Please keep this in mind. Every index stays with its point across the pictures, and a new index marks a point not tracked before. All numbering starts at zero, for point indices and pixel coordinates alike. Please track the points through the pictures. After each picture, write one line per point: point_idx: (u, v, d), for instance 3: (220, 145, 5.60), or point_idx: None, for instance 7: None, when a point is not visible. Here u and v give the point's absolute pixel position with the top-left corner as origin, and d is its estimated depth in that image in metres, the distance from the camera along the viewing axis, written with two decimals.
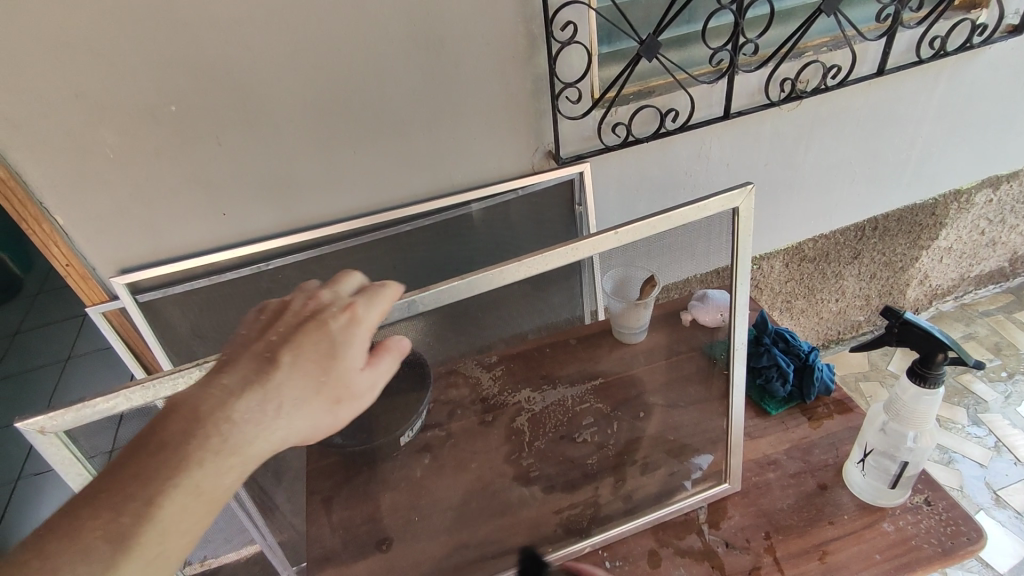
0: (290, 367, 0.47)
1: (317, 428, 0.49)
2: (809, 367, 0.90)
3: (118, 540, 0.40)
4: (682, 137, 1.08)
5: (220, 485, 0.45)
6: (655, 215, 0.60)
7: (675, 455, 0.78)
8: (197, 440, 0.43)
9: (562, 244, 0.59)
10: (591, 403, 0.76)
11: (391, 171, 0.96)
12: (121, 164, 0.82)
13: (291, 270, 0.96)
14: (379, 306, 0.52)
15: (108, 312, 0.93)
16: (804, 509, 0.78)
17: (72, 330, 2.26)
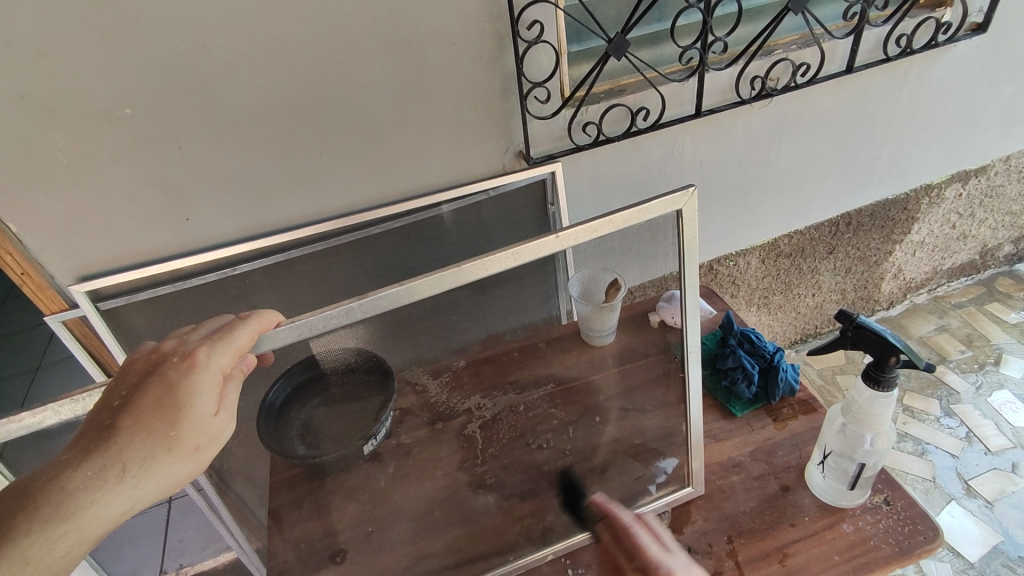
0: (130, 429, 0.48)
1: (176, 477, 0.50)
2: (773, 367, 0.90)
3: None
4: (653, 137, 1.08)
5: (56, 552, 0.45)
6: (598, 219, 0.61)
7: (643, 461, 0.78)
8: (25, 513, 0.44)
9: (501, 250, 0.58)
10: (547, 410, 0.74)
11: (358, 173, 0.94)
12: (75, 170, 0.80)
13: (258, 276, 0.94)
14: (226, 349, 0.51)
15: (68, 321, 0.91)
16: (768, 510, 0.78)
17: (43, 338, 2.21)
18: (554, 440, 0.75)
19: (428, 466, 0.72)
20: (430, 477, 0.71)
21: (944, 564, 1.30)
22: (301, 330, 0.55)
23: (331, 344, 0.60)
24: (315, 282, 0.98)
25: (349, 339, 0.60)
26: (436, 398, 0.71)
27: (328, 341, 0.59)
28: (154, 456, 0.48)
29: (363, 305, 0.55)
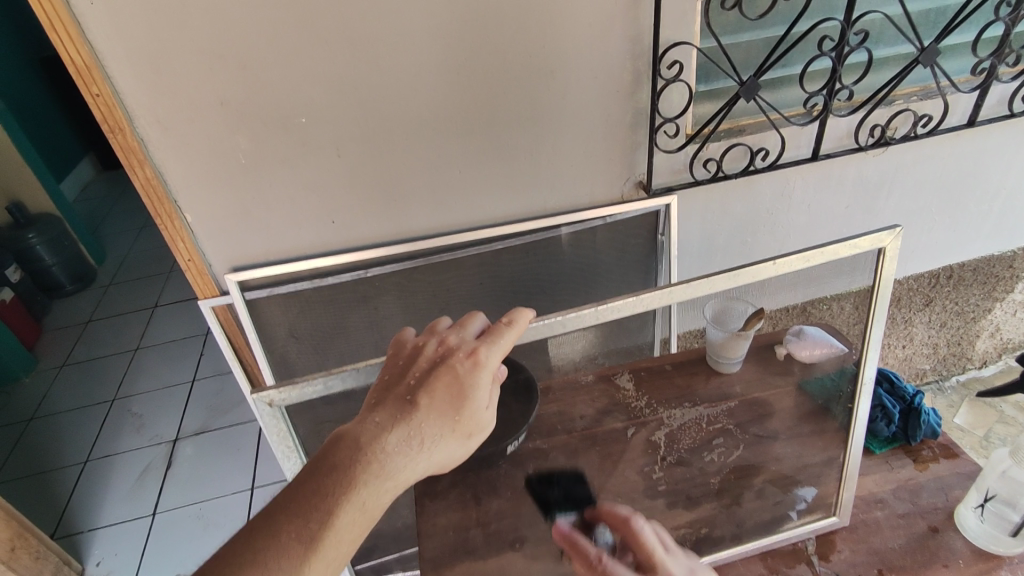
0: (428, 407, 0.51)
1: (452, 460, 0.53)
2: (915, 411, 0.93)
3: (310, 540, 0.44)
4: (767, 176, 1.10)
5: (378, 505, 0.49)
6: (812, 248, 0.63)
7: (781, 487, 0.76)
8: (361, 465, 0.48)
9: (723, 270, 0.62)
10: (725, 425, 0.76)
11: (490, 191, 1.00)
12: (252, 171, 0.88)
13: (389, 279, 1.01)
14: (499, 352, 0.56)
15: (216, 307, 0.99)
16: (917, 551, 0.75)
17: (136, 324, 2.35)
18: (724, 453, 0.75)
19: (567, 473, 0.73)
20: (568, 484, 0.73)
21: None
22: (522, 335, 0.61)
23: (549, 346, 0.67)
24: (436, 288, 1.04)
25: (578, 341, 0.70)
26: (630, 401, 0.79)
27: (562, 342, 0.68)
28: (444, 435, 0.51)
29: (594, 313, 0.60)
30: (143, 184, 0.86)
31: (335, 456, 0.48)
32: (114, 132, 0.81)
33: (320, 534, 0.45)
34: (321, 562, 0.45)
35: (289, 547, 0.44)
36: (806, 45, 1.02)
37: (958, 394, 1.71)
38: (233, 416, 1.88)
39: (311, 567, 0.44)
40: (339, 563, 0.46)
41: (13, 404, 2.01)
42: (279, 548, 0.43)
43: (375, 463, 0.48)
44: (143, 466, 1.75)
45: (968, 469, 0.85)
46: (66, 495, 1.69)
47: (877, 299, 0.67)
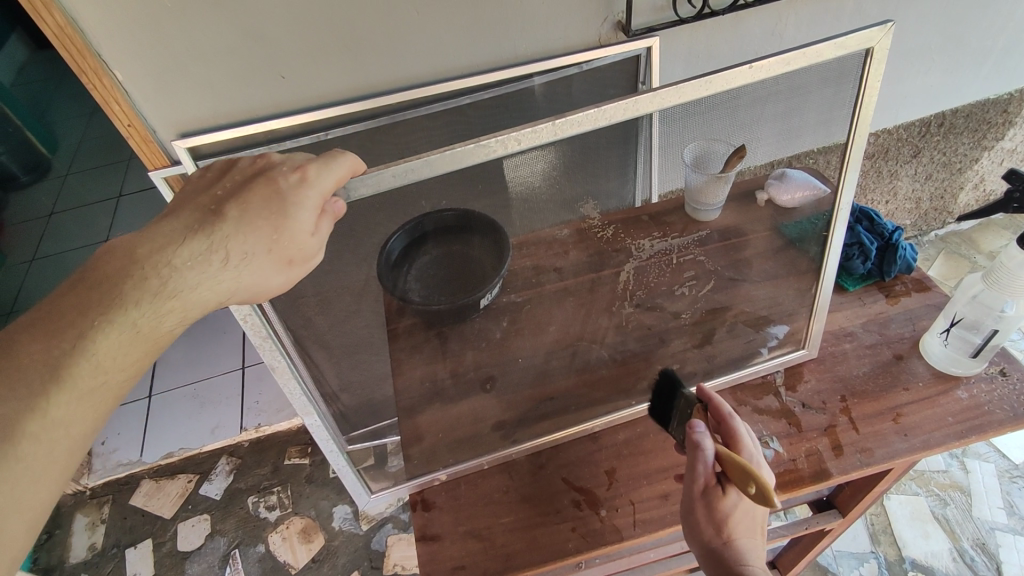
0: (235, 223, 0.50)
1: (268, 282, 0.54)
2: (892, 246, 0.91)
3: (56, 366, 0.47)
4: (756, 13, 1.01)
5: (162, 326, 0.51)
6: (793, 49, 0.57)
7: (754, 326, 0.81)
8: (130, 280, 0.49)
9: (692, 77, 0.57)
10: (696, 257, 0.74)
11: (451, 35, 0.91)
12: (179, 16, 0.78)
13: (351, 141, 0.92)
14: (329, 171, 0.51)
15: (169, 177, 0.93)
16: (880, 376, 0.82)
17: None
18: (694, 287, 0.76)
19: (541, 322, 0.74)
20: (543, 332, 0.75)
21: (988, 464, 1.36)
22: (444, 160, 0.54)
23: (503, 168, 0.59)
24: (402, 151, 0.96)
25: (536, 162, 0.61)
26: (597, 234, 0.72)
27: (517, 165, 0.60)
28: (250, 254, 0.51)
29: (547, 127, 0.55)
30: (55, 33, 0.76)
31: (96, 271, 0.49)
32: None
33: (71, 356, 0.47)
34: (75, 386, 0.48)
35: (30, 372, 0.46)
36: None
37: (934, 248, 1.76)
38: None
39: (60, 393, 0.47)
40: (98, 390, 0.50)
41: None
42: (20, 374, 0.46)
43: (154, 278, 0.49)
44: None
45: (939, 300, 0.89)
46: None
47: (853, 136, 0.65)
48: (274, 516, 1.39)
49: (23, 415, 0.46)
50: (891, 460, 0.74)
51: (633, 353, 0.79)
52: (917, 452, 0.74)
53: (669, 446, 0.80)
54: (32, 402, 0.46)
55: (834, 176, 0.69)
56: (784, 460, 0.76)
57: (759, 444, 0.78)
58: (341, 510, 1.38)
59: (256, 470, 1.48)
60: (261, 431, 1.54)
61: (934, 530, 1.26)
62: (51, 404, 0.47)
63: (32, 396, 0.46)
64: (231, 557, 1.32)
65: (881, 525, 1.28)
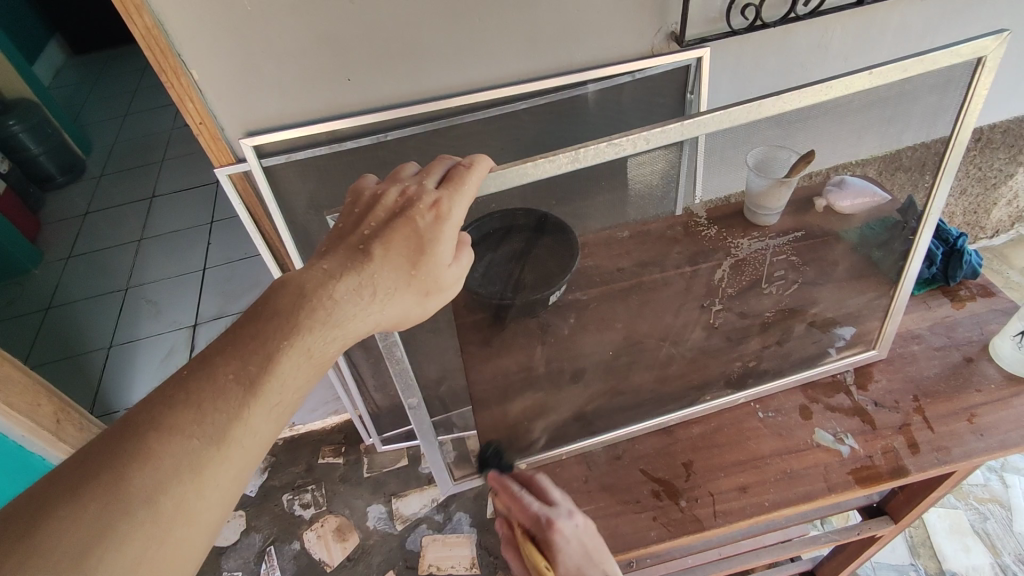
0: (382, 258, 0.52)
1: (408, 314, 0.56)
2: (956, 252, 0.95)
3: (247, 383, 0.48)
4: (805, 25, 1.03)
5: (329, 353, 0.52)
6: (910, 58, 0.60)
7: (822, 327, 0.84)
8: (305, 311, 0.50)
9: (818, 83, 0.60)
10: (789, 257, 0.76)
11: (514, 44, 0.93)
12: (258, 19, 0.81)
13: (408, 142, 0.96)
14: (463, 199, 0.54)
15: (233, 175, 0.96)
16: (951, 377, 0.86)
17: (137, 215, 2.31)
18: (784, 286, 0.79)
19: (607, 319, 0.76)
20: (609, 329, 0.77)
21: None
22: (569, 159, 0.58)
23: (627, 165, 0.64)
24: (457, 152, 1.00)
25: (658, 162, 0.66)
26: (701, 231, 0.73)
27: (640, 163, 0.65)
28: (397, 288, 0.53)
29: (677, 128, 0.58)
30: (142, 34, 0.79)
31: (277, 301, 0.51)
32: None
33: (260, 376, 0.48)
34: (263, 403, 0.48)
35: (228, 388, 0.48)
36: None
37: None
38: (249, 300, 1.90)
39: (252, 410, 0.48)
40: (282, 407, 0.50)
41: (25, 296, 2.02)
42: (216, 390, 0.47)
43: (322, 309, 0.50)
44: (166, 349, 1.80)
45: (1004, 305, 0.93)
46: (96, 377, 1.74)
47: (954, 138, 0.68)
48: (307, 513, 1.40)
49: (220, 429, 0.47)
50: (968, 459, 0.77)
51: (711, 350, 0.82)
52: (993, 451, 0.78)
53: (745, 441, 0.84)
54: (227, 417, 0.47)
55: (930, 181, 0.71)
56: (860, 456, 0.80)
57: (834, 441, 0.83)
58: (375, 509, 1.39)
59: (290, 468, 1.49)
60: (295, 430, 1.55)
61: (974, 544, 1.26)
62: (243, 420, 0.47)
63: (228, 412, 0.47)
64: (267, 554, 1.33)
65: (919, 537, 1.28)
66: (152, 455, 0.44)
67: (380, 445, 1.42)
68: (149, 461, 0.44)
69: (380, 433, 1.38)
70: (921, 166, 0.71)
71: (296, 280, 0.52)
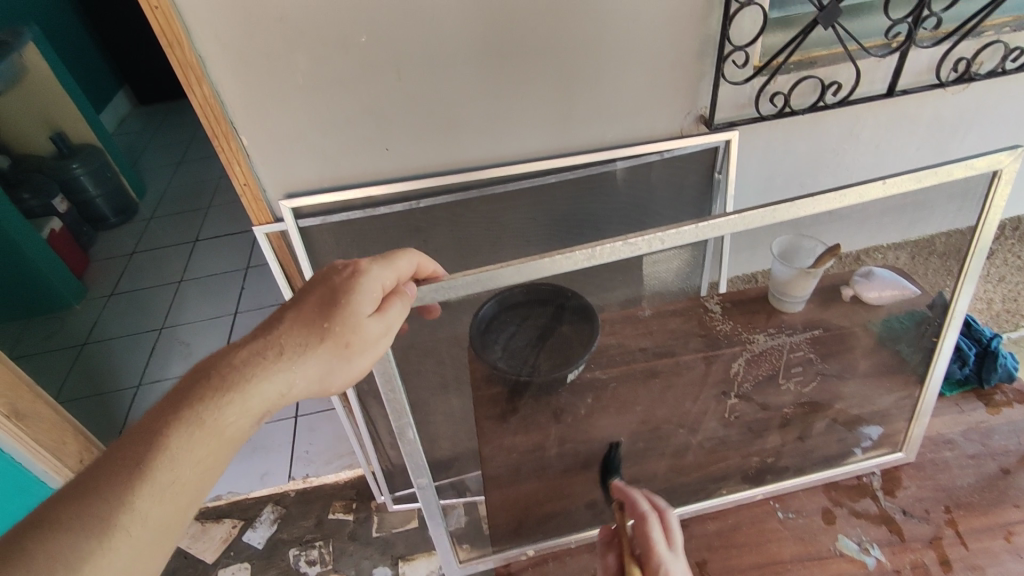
0: (291, 320, 0.54)
1: (329, 371, 0.54)
2: (990, 354, 0.95)
3: (137, 465, 0.47)
4: (835, 114, 1.05)
5: (233, 422, 0.51)
6: (925, 169, 0.60)
7: (846, 425, 0.82)
8: (205, 380, 0.51)
9: (831, 190, 0.59)
10: (805, 352, 0.76)
11: (548, 121, 0.97)
12: (308, 91, 0.86)
13: (439, 210, 1.00)
14: (389, 267, 0.57)
15: (270, 234, 1.00)
16: (987, 489, 0.82)
17: (179, 256, 2.41)
18: (801, 382, 0.78)
19: (625, 402, 0.76)
20: (627, 412, 0.76)
21: None
22: (585, 255, 0.58)
23: (643, 262, 0.66)
24: (488, 224, 1.03)
25: (672, 260, 0.70)
26: (715, 323, 0.75)
27: (659, 258, 0.68)
28: (308, 344, 0.53)
29: (693, 230, 0.59)
30: (200, 103, 0.84)
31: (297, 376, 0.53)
32: (172, 46, 0.79)
33: (151, 455, 0.47)
34: (156, 484, 0.47)
35: (119, 473, 0.46)
36: None
37: None
38: None
39: (142, 494, 0.46)
40: (179, 489, 0.48)
41: (67, 329, 2.11)
42: (108, 476, 0.46)
43: (219, 374, 0.51)
44: None
45: None
46: (123, 414, 1.78)
47: (976, 243, 0.66)
48: (313, 571, 1.37)
49: (106, 519, 0.44)
50: None
51: (730, 444, 0.80)
52: None
53: (764, 542, 0.81)
54: (114, 504, 0.45)
55: (952, 283, 0.70)
56: (887, 569, 0.76)
57: (859, 550, 0.78)
58: (381, 573, 1.36)
59: (301, 522, 1.47)
60: (309, 483, 1.55)
61: None
62: (132, 505, 0.46)
63: (114, 498, 0.45)
64: None
65: None
66: (23, 556, 0.41)
67: (391, 505, 1.40)
68: (21, 558, 0.41)
69: (392, 492, 1.36)
70: (949, 252, 0.69)
71: (200, 362, 0.53)
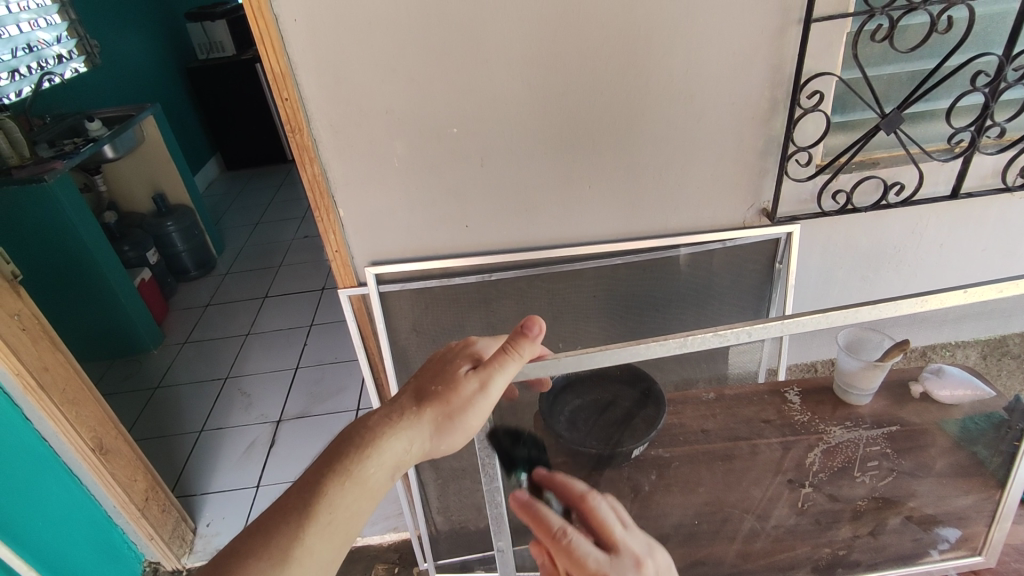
0: (410, 388, 0.61)
1: (439, 432, 0.59)
2: None
3: (303, 508, 0.53)
4: (898, 213, 1.08)
5: (373, 474, 0.55)
6: (1002, 280, 0.62)
7: (923, 525, 0.78)
8: (345, 438, 0.57)
9: (909, 296, 0.62)
10: (881, 447, 0.75)
11: (616, 207, 1.04)
12: (403, 173, 0.96)
13: (510, 283, 1.06)
14: (493, 340, 0.65)
15: (353, 297, 1.08)
16: None
17: (249, 310, 2.56)
18: (876, 476, 0.76)
19: (689, 482, 0.76)
20: (691, 492, 0.76)
21: None
22: (678, 343, 0.63)
23: (727, 352, 0.73)
24: (554, 299, 1.08)
25: (756, 351, 0.75)
26: (791, 413, 0.78)
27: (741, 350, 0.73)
28: (420, 406, 0.58)
29: (778, 325, 0.62)
30: (310, 181, 0.95)
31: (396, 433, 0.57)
32: (294, 132, 0.90)
33: (313, 499, 0.53)
34: (317, 525, 0.53)
35: (289, 514, 0.53)
36: (958, 80, 1.00)
37: None
38: (332, 403, 1.99)
39: (308, 532, 0.52)
40: (336, 528, 0.54)
41: (141, 373, 2.24)
42: (281, 516, 0.53)
43: (357, 434, 0.57)
44: (249, 441, 1.89)
45: None
46: (184, 460, 1.86)
47: None
48: None
49: (284, 550, 0.51)
50: None
51: (800, 534, 0.77)
52: None
53: None
54: (289, 539, 0.52)
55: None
56: None
57: None
58: None
59: None
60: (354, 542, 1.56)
61: None
62: (301, 541, 0.52)
63: (287, 535, 0.52)
64: None
65: None
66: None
67: None
68: None
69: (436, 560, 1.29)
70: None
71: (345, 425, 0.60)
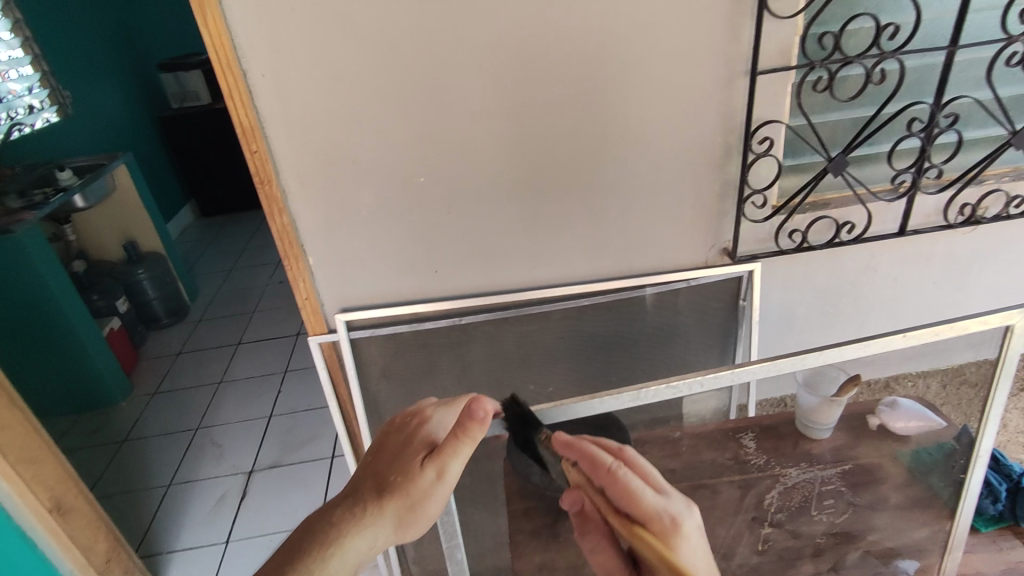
0: (372, 477, 0.61)
1: (401, 525, 0.59)
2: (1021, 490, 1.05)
3: None
4: (850, 250, 1.12)
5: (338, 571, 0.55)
6: (939, 322, 0.65)
7: (883, 559, 0.77)
8: (308, 535, 0.56)
9: (855, 341, 0.65)
10: (836, 486, 0.79)
11: (581, 250, 1.07)
12: (372, 222, 0.98)
13: (480, 327, 1.07)
14: (449, 412, 0.65)
15: (323, 344, 1.08)
16: None
17: (222, 357, 2.52)
18: (833, 514, 0.79)
19: None
20: None
21: None
22: (632, 396, 0.65)
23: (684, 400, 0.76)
24: (524, 341, 1.09)
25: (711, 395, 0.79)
26: (749, 456, 0.81)
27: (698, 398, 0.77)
28: (381, 500, 0.58)
29: (728, 374, 0.64)
30: (279, 231, 0.97)
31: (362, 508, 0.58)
32: (263, 183, 0.92)
33: None
34: None
35: None
36: (896, 126, 1.06)
37: None
38: (306, 452, 1.95)
39: None
40: None
41: (108, 427, 2.17)
42: None
43: (321, 530, 0.56)
44: (219, 494, 1.84)
45: None
46: (150, 517, 1.79)
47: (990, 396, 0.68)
48: None
49: None
50: None
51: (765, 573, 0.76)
52: None
53: None
54: None
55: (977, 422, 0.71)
56: None
57: None
58: None
59: None
60: None
61: None
62: None
63: None
64: None
65: None
66: None
67: None
68: None
69: None
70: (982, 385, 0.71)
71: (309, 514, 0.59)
